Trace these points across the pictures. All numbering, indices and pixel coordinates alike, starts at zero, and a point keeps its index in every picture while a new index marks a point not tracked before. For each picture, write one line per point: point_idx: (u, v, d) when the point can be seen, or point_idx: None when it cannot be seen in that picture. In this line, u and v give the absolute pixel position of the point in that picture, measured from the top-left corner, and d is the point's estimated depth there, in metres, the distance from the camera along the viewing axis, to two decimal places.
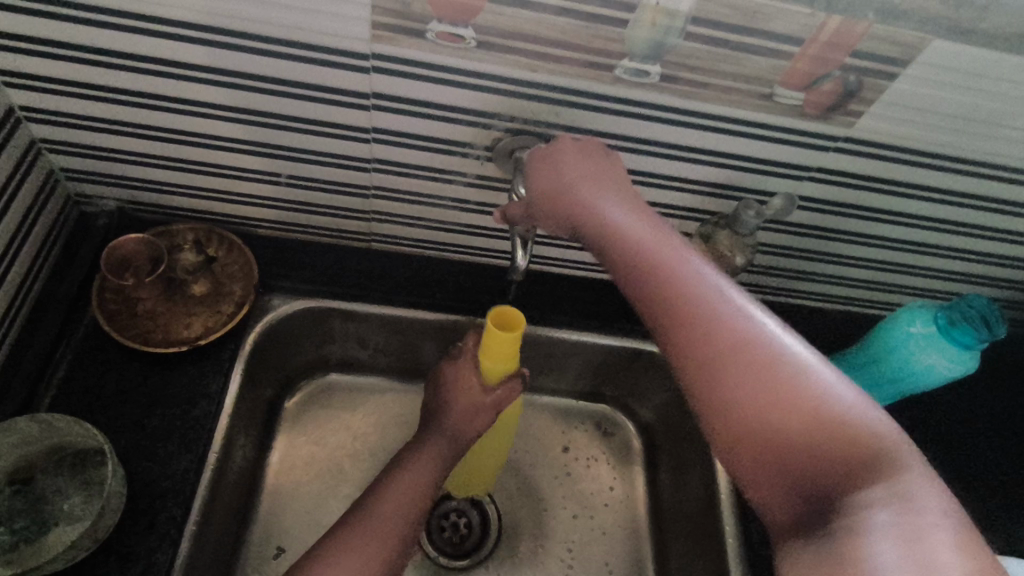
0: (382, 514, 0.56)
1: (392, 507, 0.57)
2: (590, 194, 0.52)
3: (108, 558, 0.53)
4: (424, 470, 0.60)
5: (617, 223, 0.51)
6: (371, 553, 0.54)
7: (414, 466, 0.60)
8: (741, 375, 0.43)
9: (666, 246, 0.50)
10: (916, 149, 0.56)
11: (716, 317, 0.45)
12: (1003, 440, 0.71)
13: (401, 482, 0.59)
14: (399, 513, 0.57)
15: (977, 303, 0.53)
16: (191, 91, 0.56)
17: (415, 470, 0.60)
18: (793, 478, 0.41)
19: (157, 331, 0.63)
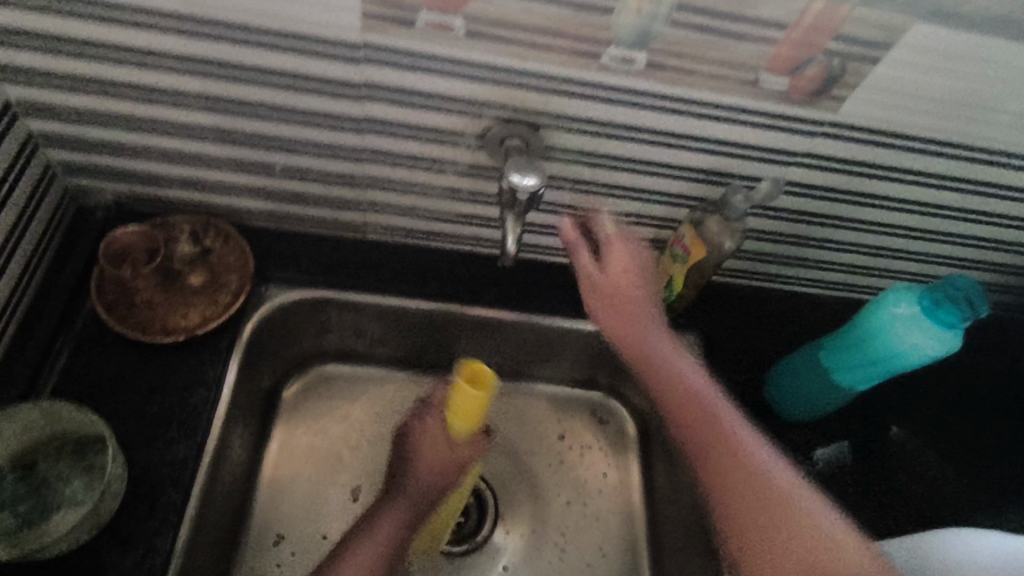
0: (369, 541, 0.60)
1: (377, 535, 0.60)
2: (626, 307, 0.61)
3: (111, 541, 0.54)
4: (405, 504, 0.63)
5: (646, 332, 0.59)
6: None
7: (397, 500, 0.64)
8: (744, 483, 0.49)
9: (681, 363, 0.58)
10: (900, 133, 0.57)
11: (722, 422, 0.53)
12: (987, 422, 0.72)
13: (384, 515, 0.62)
14: (385, 542, 0.60)
15: (960, 283, 0.55)
16: (187, 84, 0.57)
17: (400, 505, 0.63)
18: (787, 574, 0.46)
19: (156, 321, 0.64)
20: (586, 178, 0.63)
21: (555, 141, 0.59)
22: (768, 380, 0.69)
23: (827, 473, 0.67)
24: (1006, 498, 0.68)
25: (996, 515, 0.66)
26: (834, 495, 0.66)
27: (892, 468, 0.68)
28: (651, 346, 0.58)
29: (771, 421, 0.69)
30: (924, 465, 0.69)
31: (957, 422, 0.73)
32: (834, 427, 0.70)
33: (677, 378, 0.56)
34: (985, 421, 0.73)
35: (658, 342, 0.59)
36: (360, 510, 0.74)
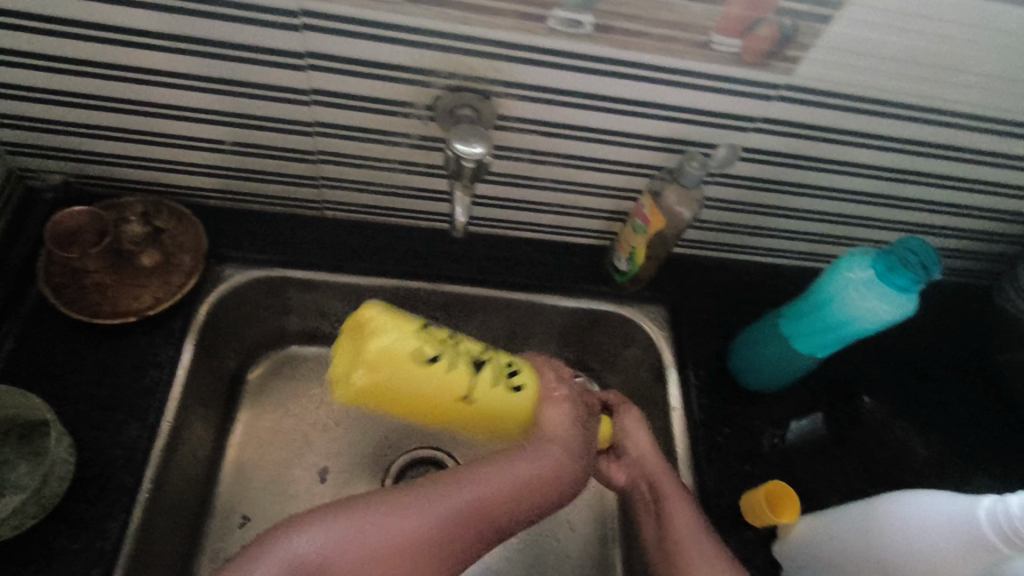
0: (436, 521, 0.48)
1: (453, 515, 0.49)
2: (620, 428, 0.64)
3: (61, 525, 0.53)
4: (512, 485, 0.51)
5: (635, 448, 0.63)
6: (412, 545, 0.47)
7: (503, 475, 0.52)
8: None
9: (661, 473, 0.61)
10: (857, 95, 0.56)
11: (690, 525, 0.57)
12: (945, 387, 0.73)
13: (488, 478, 0.51)
14: (462, 504, 0.49)
15: (912, 245, 0.54)
16: (125, 57, 0.55)
17: (509, 483, 0.51)
18: None
19: (106, 304, 0.62)
20: (542, 148, 0.62)
21: (507, 110, 0.58)
22: (733, 350, 0.68)
23: (791, 442, 0.67)
24: (967, 462, 0.68)
25: (957, 479, 0.67)
26: (799, 464, 0.66)
27: (856, 435, 0.68)
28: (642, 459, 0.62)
29: (736, 391, 0.68)
30: (888, 432, 0.69)
31: (920, 388, 0.73)
32: (799, 396, 0.70)
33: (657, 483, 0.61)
34: (947, 387, 0.73)
35: (649, 458, 0.62)
36: (327, 489, 0.74)
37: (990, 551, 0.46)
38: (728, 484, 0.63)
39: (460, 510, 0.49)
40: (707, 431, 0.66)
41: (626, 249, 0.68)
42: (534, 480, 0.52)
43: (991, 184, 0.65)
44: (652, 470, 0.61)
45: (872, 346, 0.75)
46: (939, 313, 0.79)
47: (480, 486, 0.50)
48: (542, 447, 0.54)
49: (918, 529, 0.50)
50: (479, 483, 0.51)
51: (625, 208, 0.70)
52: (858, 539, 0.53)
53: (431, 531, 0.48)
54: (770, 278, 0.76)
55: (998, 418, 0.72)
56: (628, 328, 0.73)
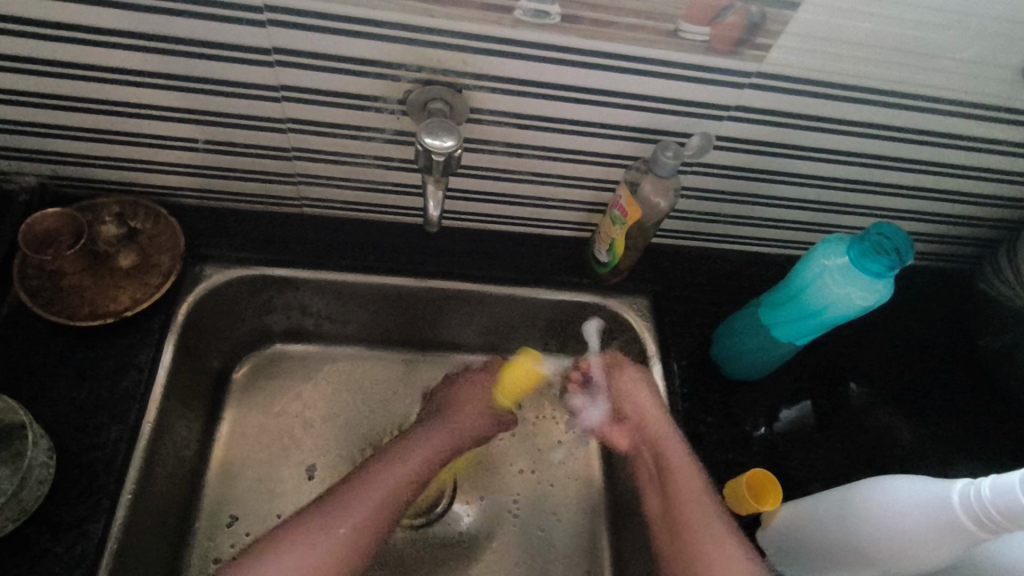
0: (392, 488, 0.60)
1: (409, 478, 0.61)
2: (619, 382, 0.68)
3: (41, 528, 0.53)
4: (445, 441, 0.66)
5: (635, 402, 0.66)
6: (364, 530, 0.57)
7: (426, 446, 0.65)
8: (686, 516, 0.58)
9: (658, 421, 0.64)
10: (829, 81, 0.56)
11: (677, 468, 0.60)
12: (926, 372, 0.74)
13: (413, 449, 0.64)
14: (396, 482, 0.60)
15: (885, 231, 0.54)
16: (92, 56, 0.55)
17: (443, 439, 0.66)
18: None
19: (83, 305, 0.62)
20: (517, 140, 0.62)
21: (480, 102, 0.58)
22: (716, 339, 0.68)
23: (775, 430, 0.67)
24: (950, 445, 0.69)
25: (939, 463, 0.67)
26: (783, 451, 0.66)
27: (840, 421, 0.69)
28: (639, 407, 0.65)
29: (718, 380, 0.68)
30: (871, 417, 0.69)
31: (902, 373, 0.73)
32: (781, 384, 0.70)
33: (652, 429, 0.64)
34: (929, 371, 0.74)
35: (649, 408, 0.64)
36: (314, 486, 0.74)
37: (963, 534, 0.46)
38: (711, 473, 0.63)
39: (407, 479, 0.61)
40: (690, 420, 0.66)
41: (606, 241, 0.68)
42: (457, 434, 0.67)
43: (968, 168, 0.65)
44: (651, 419, 0.64)
45: (854, 332, 0.75)
46: (921, 297, 0.79)
47: (422, 446, 0.64)
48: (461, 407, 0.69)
49: (895, 512, 0.51)
50: (422, 442, 0.65)
51: (604, 199, 0.70)
52: (836, 522, 0.54)
53: (392, 498, 0.59)
54: (752, 266, 0.77)
55: (980, 401, 0.72)
56: (611, 319, 0.73)
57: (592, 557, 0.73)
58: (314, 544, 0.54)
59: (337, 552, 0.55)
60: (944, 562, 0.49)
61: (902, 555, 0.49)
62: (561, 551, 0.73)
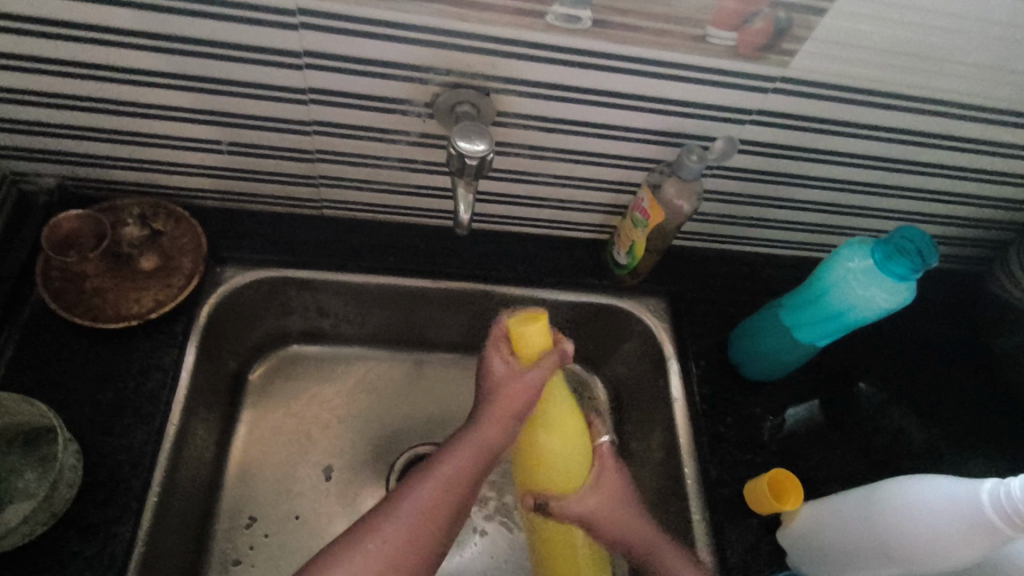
0: (433, 503, 0.52)
1: (453, 486, 0.54)
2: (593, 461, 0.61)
3: (69, 532, 0.53)
4: (491, 438, 0.57)
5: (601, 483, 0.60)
6: (413, 542, 0.51)
7: (472, 447, 0.56)
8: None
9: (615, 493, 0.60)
10: (852, 86, 0.57)
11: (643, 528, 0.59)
12: (940, 372, 0.75)
13: (461, 449, 0.56)
14: (443, 490, 0.53)
15: (910, 235, 0.55)
16: (121, 58, 0.55)
17: (491, 437, 0.57)
18: None
19: (106, 307, 0.62)
20: (541, 143, 0.62)
21: (507, 106, 0.58)
22: (734, 340, 0.69)
23: (793, 430, 0.68)
24: (963, 444, 0.70)
25: (954, 461, 0.68)
26: (800, 451, 0.67)
27: (855, 421, 0.69)
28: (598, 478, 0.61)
29: (736, 380, 0.69)
30: (885, 417, 0.70)
31: (916, 373, 0.74)
32: (797, 384, 0.70)
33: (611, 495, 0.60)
34: (942, 372, 0.75)
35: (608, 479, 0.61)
36: (331, 487, 0.74)
37: (989, 532, 0.47)
38: (731, 473, 0.64)
39: (448, 485, 0.54)
40: (709, 420, 0.67)
41: (626, 243, 0.69)
42: (503, 426, 0.58)
43: (982, 172, 0.66)
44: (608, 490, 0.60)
45: (868, 333, 0.76)
46: (932, 298, 0.80)
47: (464, 449, 0.56)
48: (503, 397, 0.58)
49: (921, 513, 0.51)
50: (463, 444, 0.56)
51: (623, 201, 0.70)
52: (860, 522, 0.55)
53: (435, 510, 0.52)
54: (767, 268, 0.77)
55: (991, 400, 0.73)
56: (629, 320, 0.74)
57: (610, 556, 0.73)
58: (355, 562, 0.48)
59: (382, 566, 0.49)
60: (977, 560, 0.49)
61: (928, 554, 0.50)
62: None
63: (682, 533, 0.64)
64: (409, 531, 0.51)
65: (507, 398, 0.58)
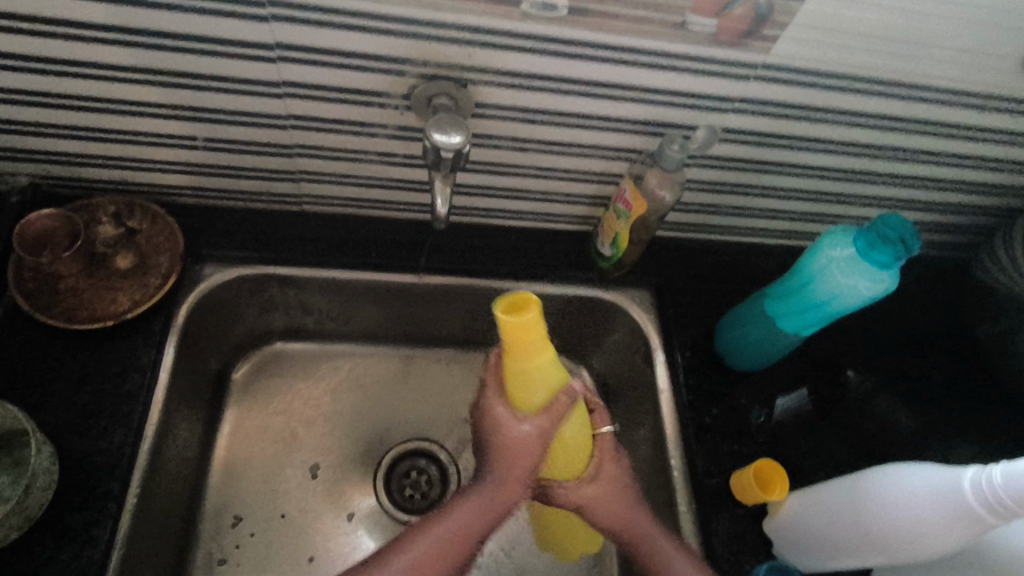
0: None
1: (450, 544, 0.53)
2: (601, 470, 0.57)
3: (46, 535, 0.52)
4: (500, 504, 0.55)
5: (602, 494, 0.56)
6: None
7: (450, 527, 0.53)
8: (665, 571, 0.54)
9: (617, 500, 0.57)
10: (835, 72, 0.56)
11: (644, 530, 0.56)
12: (926, 358, 0.75)
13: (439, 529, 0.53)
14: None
15: (891, 223, 0.55)
16: (88, 53, 0.53)
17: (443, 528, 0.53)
18: None
19: (82, 308, 0.61)
20: (521, 134, 0.61)
21: (484, 97, 0.57)
22: (720, 330, 0.69)
23: (780, 420, 0.67)
24: (951, 431, 0.70)
25: (941, 448, 0.68)
26: (787, 441, 0.66)
27: (842, 409, 0.69)
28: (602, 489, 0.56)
29: (722, 370, 0.69)
30: (873, 405, 0.70)
31: (902, 361, 0.74)
32: (783, 374, 0.70)
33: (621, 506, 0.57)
34: (928, 358, 0.75)
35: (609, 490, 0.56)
36: (318, 485, 0.73)
37: (973, 521, 0.47)
38: (717, 464, 0.64)
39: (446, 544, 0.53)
40: (696, 411, 0.66)
41: (609, 234, 0.68)
42: (471, 516, 0.54)
43: (968, 157, 0.66)
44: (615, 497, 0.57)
45: (854, 321, 0.76)
46: (918, 285, 0.80)
47: (436, 535, 0.53)
48: (509, 453, 0.55)
49: (904, 502, 0.51)
50: (436, 530, 0.53)
51: (607, 192, 0.70)
52: (843, 512, 0.54)
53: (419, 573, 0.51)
54: (754, 258, 0.77)
55: (977, 386, 0.74)
56: (614, 312, 0.73)
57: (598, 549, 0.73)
58: None
59: None
60: (960, 547, 0.49)
61: (913, 541, 0.50)
62: None
63: (670, 525, 0.63)
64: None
65: (504, 455, 0.55)
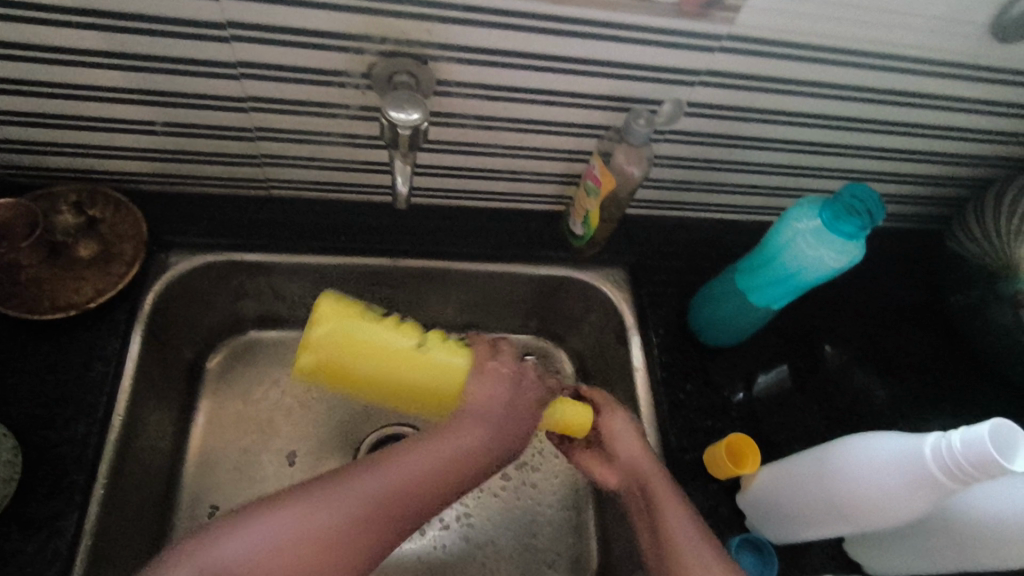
0: (335, 519, 0.47)
1: (433, 469, 0.52)
2: (631, 445, 0.60)
3: (11, 527, 0.52)
4: (498, 444, 0.56)
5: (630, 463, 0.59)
6: (309, 552, 0.46)
7: (437, 450, 0.53)
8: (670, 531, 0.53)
9: (643, 472, 0.58)
10: (801, 43, 0.55)
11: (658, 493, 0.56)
12: (900, 331, 0.75)
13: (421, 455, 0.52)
14: (371, 502, 0.49)
15: (856, 193, 0.54)
16: (37, 36, 0.52)
17: (432, 456, 0.52)
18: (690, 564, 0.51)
19: (44, 298, 0.60)
20: (487, 112, 0.60)
21: (446, 74, 0.56)
22: (692, 307, 0.68)
23: (754, 395, 0.67)
24: (923, 402, 0.70)
25: (914, 418, 0.69)
26: (761, 415, 0.66)
27: (817, 382, 0.70)
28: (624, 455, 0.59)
29: (696, 347, 0.69)
30: (848, 378, 0.70)
31: (877, 333, 0.74)
32: (758, 349, 0.70)
33: (636, 469, 0.59)
34: (902, 330, 0.75)
35: (641, 462, 0.59)
36: (296, 472, 0.73)
37: (936, 488, 0.47)
38: (691, 439, 0.64)
39: (392, 487, 0.50)
40: (669, 388, 0.66)
41: (580, 213, 0.68)
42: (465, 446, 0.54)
43: (935, 127, 0.66)
44: (638, 469, 0.58)
45: (829, 295, 0.76)
46: (892, 258, 0.80)
47: (424, 458, 0.52)
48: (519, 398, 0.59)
49: (869, 472, 0.51)
50: (422, 453, 0.52)
51: (578, 170, 0.69)
52: (812, 482, 0.55)
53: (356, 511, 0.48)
54: (727, 234, 0.77)
55: (951, 357, 0.74)
56: (590, 291, 0.73)
57: (577, 527, 0.73)
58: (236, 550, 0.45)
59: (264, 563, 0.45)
60: (923, 515, 0.49)
61: (880, 509, 0.50)
62: (549, 524, 0.73)
63: None
64: (359, 513, 0.48)
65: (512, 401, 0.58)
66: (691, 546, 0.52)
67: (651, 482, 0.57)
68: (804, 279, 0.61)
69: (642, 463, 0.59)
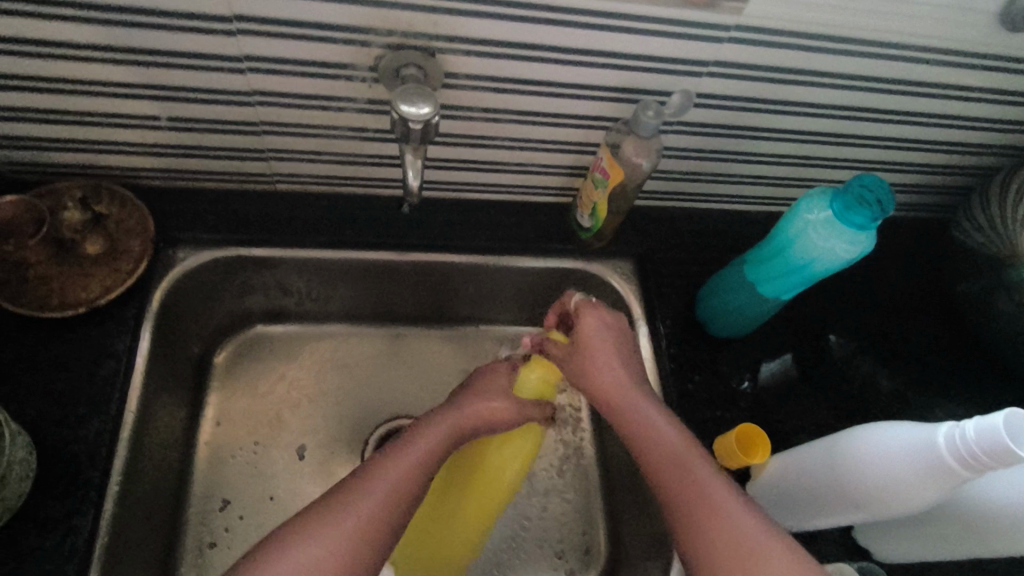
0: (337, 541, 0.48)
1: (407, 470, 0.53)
2: (594, 352, 0.59)
3: (27, 526, 0.52)
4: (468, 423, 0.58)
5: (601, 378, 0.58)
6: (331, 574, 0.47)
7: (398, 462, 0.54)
8: (665, 470, 0.52)
9: (626, 397, 0.57)
10: (810, 32, 0.55)
11: (645, 426, 0.55)
12: (905, 320, 0.75)
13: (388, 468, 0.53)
14: (372, 512, 0.50)
15: (867, 183, 0.55)
16: (41, 30, 0.51)
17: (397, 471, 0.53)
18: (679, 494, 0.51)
19: (52, 296, 0.60)
20: (494, 104, 0.60)
21: (454, 66, 0.56)
22: (701, 299, 0.69)
23: (763, 385, 0.68)
24: (929, 391, 0.71)
25: (921, 407, 0.69)
26: (770, 405, 0.67)
27: (824, 372, 0.70)
28: (598, 369, 0.58)
29: (704, 339, 0.69)
30: (855, 368, 0.71)
31: (883, 322, 0.75)
32: (765, 339, 0.70)
33: (607, 391, 0.57)
34: (908, 320, 0.75)
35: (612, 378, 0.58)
36: (306, 467, 0.73)
37: (948, 475, 0.47)
38: (701, 430, 0.64)
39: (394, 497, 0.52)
40: (678, 379, 0.66)
41: (588, 205, 0.67)
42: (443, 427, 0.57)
43: (942, 116, 0.65)
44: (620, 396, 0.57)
45: (835, 285, 0.76)
46: (897, 248, 0.80)
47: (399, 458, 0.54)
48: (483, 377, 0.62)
49: (882, 461, 0.52)
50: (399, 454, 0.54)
51: (584, 161, 0.69)
52: (824, 471, 0.55)
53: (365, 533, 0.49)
54: (734, 225, 0.77)
55: (956, 345, 0.74)
56: (597, 284, 0.73)
57: (587, 516, 0.73)
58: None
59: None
60: (936, 501, 0.50)
61: (893, 494, 0.51)
62: (559, 514, 0.73)
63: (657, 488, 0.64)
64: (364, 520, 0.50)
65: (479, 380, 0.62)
66: (686, 479, 0.51)
67: (624, 406, 0.57)
68: (814, 269, 0.61)
69: (615, 378, 0.57)
